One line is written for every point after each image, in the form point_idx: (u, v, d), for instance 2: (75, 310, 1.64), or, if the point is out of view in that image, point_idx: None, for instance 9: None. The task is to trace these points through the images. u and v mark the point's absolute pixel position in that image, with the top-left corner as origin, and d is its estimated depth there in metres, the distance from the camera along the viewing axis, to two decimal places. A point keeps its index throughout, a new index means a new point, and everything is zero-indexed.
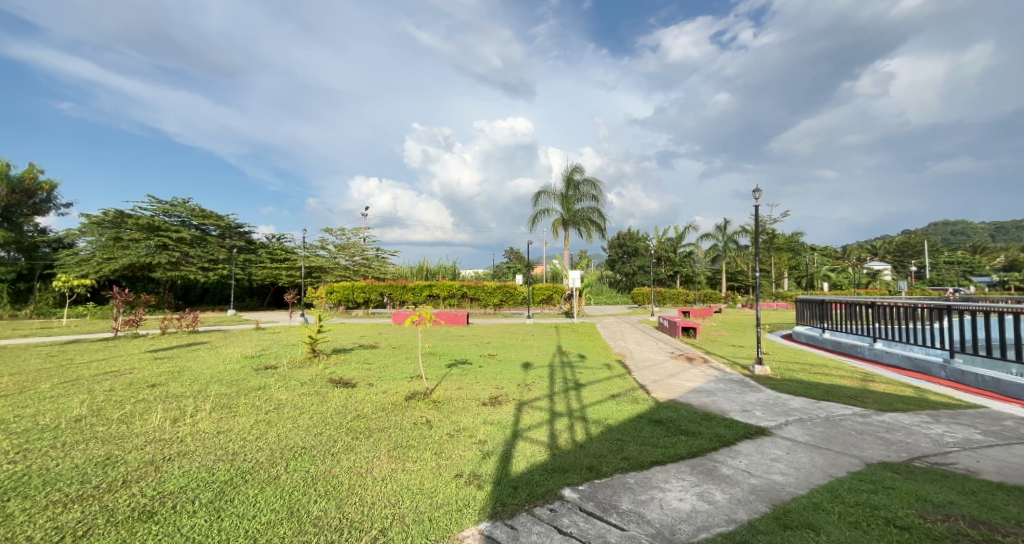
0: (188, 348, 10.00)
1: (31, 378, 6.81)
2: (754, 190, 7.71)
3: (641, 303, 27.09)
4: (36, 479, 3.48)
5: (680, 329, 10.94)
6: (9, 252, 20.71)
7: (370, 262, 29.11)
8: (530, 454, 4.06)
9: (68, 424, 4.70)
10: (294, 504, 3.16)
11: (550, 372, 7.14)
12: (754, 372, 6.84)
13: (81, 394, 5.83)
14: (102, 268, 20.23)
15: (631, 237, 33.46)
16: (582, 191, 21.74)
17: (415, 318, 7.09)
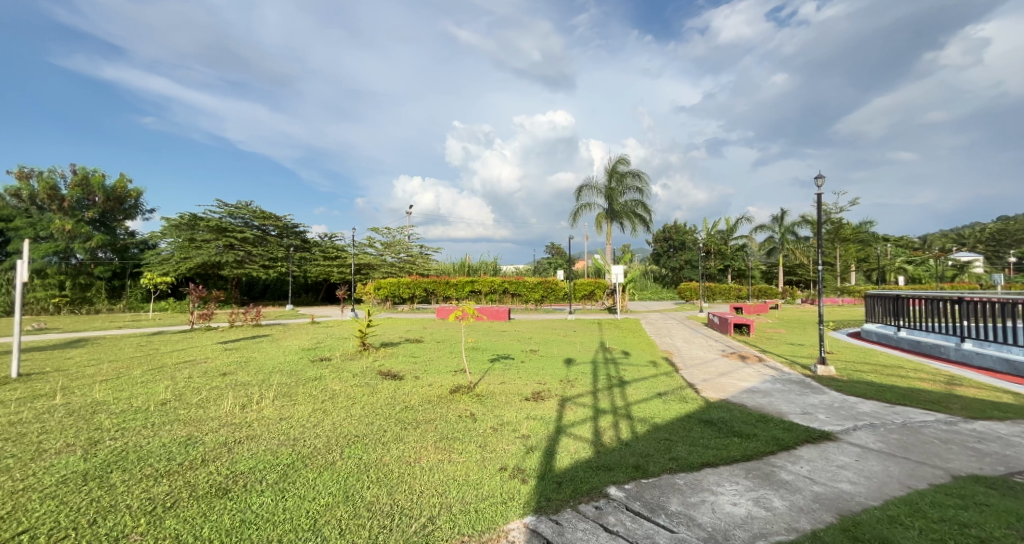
0: (253, 340, 10.68)
1: (124, 364, 7.55)
2: (818, 177, 7.20)
3: (689, 299, 26.27)
4: (132, 454, 3.82)
5: (731, 326, 10.45)
6: (106, 253, 22.82)
7: (415, 258, 29.86)
8: (574, 450, 4.01)
9: (155, 406, 5.13)
10: (349, 489, 3.29)
11: (593, 368, 7.04)
12: (817, 372, 6.44)
13: (165, 380, 6.38)
14: (180, 267, 21.99)
15: (678, 231, 32.39)
16: (627, 183, 21.28)
17: (460, 313, 7.17)
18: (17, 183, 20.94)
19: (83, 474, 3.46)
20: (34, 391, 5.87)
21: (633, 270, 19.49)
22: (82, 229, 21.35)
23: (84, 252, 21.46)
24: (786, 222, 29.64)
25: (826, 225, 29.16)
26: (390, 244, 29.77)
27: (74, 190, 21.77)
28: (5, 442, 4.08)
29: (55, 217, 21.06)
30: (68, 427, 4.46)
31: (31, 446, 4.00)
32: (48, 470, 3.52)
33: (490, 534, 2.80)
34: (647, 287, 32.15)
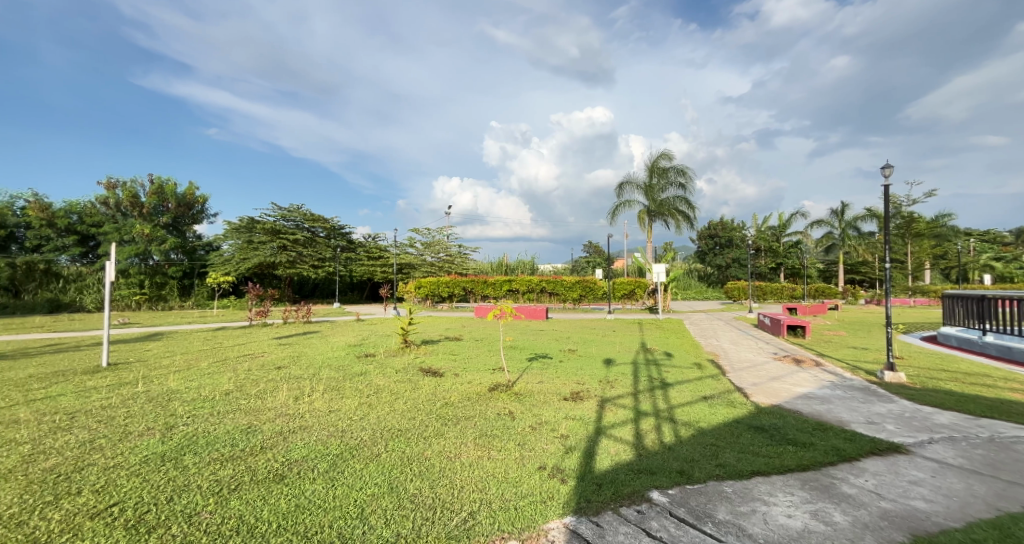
0: (304, 336, 11.19)
1: (193, 356, 8.11)
2: (885, 167, 6.68)
3: (737, 298, 25.24)
4: (201, 439, 4.08)
5: (784, 327, 9.93)
6: (178, 254, 24.63)
7: (453, 258, 30.33)
8: (615, 452, 3.92)
9: (220, 396, 5.47)
10: (394, 481, 3.36)
11: (633, 369, 6.87)
12: (884, 378, 6.00)
13: (228, 372, 6.80)
14: (239, 267, 23.37)
15: (724, 228, 31.11)
16: (669, 179, 20.67)
17: (498, 312, 7.19)
18: (105, 192, 22.94)
19: (161, 455, 3.73)
20: (119, 379, 6.41)
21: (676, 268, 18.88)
22: (158, 233, 23.18)
23: (160, 254, 23.17)
24: (847, 216, 27.86)
25: (895, 219, 27.09)
26: (429, 244, 30.34)
27: (151, 197, 23.62)
28: (96, 424, 4.47)
29: (136, 222, 22.94)
30: (147, 412, 4.83)
31: (117, 428, 4.36)
32: (131, 450, 3.82)
33: (530, 532, 2.78)
34: (690, 287, 31.11)
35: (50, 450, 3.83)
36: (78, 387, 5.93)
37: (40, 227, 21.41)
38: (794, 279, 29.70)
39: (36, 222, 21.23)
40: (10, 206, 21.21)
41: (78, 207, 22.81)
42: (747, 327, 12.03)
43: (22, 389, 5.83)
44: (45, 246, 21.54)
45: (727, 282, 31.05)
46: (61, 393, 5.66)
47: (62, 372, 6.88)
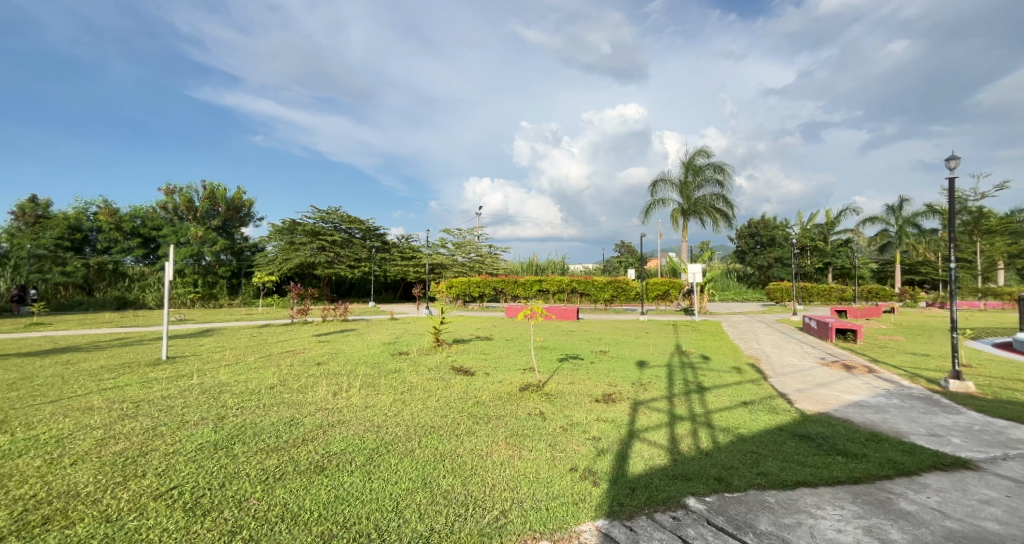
0: (342, 334, 11.52)
1: (241, 351, 8.50)
2: (950, 158, 6.23)
3: (779, 299, 24.24)
4: (249, 429, 4.25)
5: (833, 331, 9.43)
6: (227, 255, 25.69)
7: (484, 258, 30.51)
8: (648, 456, 3.82)
9: (266, 389, 5.70)
10: (426, 476, 3.39)
11: (668, 372, 6.69)
12: (948, 388, 5.61)
13: (272, 367, 7.08)
14: (281, 267, 24.34)
15: (765, 226, 29.91)
16: (705, 176, 20.08)
17: (528, 312, 7.16)
18: (164, 197, 24.44)
19: (214, 443, 3.92)
20: (176, 371, 6.79)
21: (714, 268, 18.31)
22: (211, 235, 24.56)
23: (212, 255, 24.41)
24: (905, 213, 26.37)
25: (961, 215, 25.38)
26: (461, 244, 30.62)
27: (204, 202, 25.01)
28: (158, 412, 4.74)
29: (191, 225, 24.33)
30: (201, 403, 5.08)
31: (175, 417, 4.60)
32: (187, 438, 4.02)
33: (561, 533, 2.74)
34: (729, 288, 30.16)
35: (119, 435, 4.09)
36: (141, 378, 6.31)
37: (109, 231, 22.76)
38: (843, 280, 28.32)
39: (106, 225, 22.60)
40: (84, 211, 22.65)
41: (141, 212, 24.01)
42: (791, 330, 11.51)
43: (93, 379, 6.27)
44: (113, 248, 22.86)
45: (768, 283, 29.90)
46: (127, 383, 6.05)
47: (128, 364, 7.35)
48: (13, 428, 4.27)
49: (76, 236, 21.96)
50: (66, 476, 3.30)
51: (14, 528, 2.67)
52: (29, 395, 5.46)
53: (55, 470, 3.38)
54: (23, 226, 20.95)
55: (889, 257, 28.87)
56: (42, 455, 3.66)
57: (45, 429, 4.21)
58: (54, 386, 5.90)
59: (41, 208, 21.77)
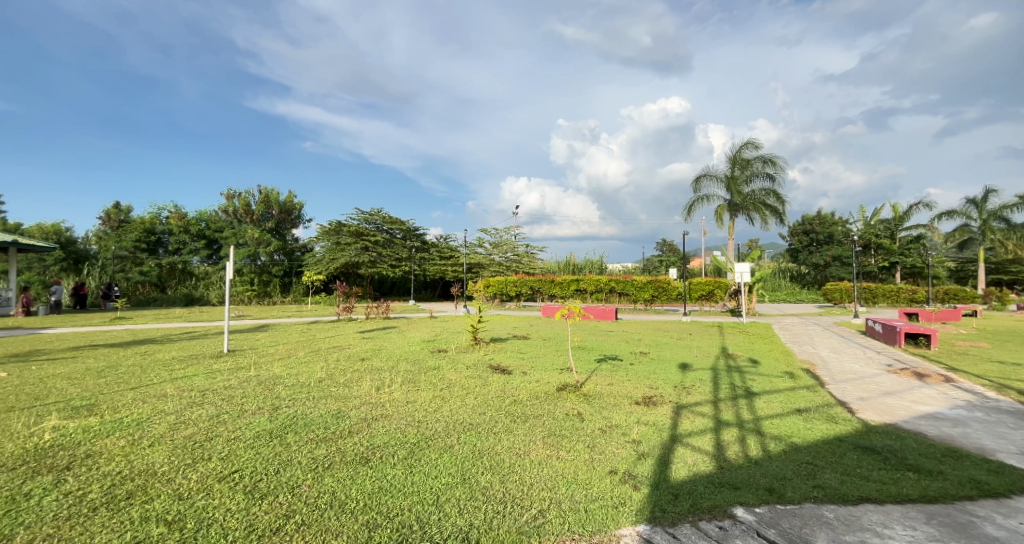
0: (385, 331, 11.85)
1: (292, 346, 8.91)
2: None
3: (837, 301, 22.80)
4: (301, 420, 4.42)
5: (903, 336, 8.74)
6: (279, 255, 26.88)
7: (521, 258, 30.51)
8: (692, 462, 3.66)
9: (315, 383, 5.92)
10: (465, 473, 3.39)
11: (712, 375, 6.43)
12: None
13: (320, 361, 7.36)
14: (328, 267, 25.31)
15: (821, 222, 28.28)
16: (754, 170, 19.21)
17: (565, 311, 7.07)
18: (225, 202, 26.02)
19: (270, 432, 4.10)
20: (236, 363, 7.19)
21: (763, 268, 17.46)
22: (266, 237, 25.91)
23: (267, 255, 25.74)
24: (990, 206, 24.28)
25: None
26: (498, 244, 30.74)
27: (260, 205, 26.46)
28: (221, 401, 5.02)
29: (248, 228, 25.79)
30: (258, 393, 5.34)
31: (235, 406, 4.86)
32: (246, 426, 4.23)
33: (601, 536, 2.66)
34: (780, 288, 28.66)
35: (188, 420, 4.36)
36: (206, 368, 6.74)
37: (178, 233, 24.36)
38: (913, 281, 26.30)
39: (176, 228, 24.26)
40: (158, 215, 24.50)
41: (205, 216, 25.60)
42: (851, 334, 10.79)
43: (165, 368, 6.75)
44: (182, 249, 24.53)
45: (824, 283, 28.23)
46: (194, 373, 6.47)
47: (195, 356, 7.89)
48: (101, 411, 4.65)
49: (151, 238, 23.72)
50: (145, 456, 3.55)
51: (103, 500, 2.89)
52: (114, 381, 5.95)
53: (136, 450, 3.65)
54: (109, 230, 23.63)
55: (970, 256, 26.56)
56: (125, 436, 3.96)
57: (127, 413, 4.56)
58: (134, 374, 6.41)
59: (125, 214, 24.21)
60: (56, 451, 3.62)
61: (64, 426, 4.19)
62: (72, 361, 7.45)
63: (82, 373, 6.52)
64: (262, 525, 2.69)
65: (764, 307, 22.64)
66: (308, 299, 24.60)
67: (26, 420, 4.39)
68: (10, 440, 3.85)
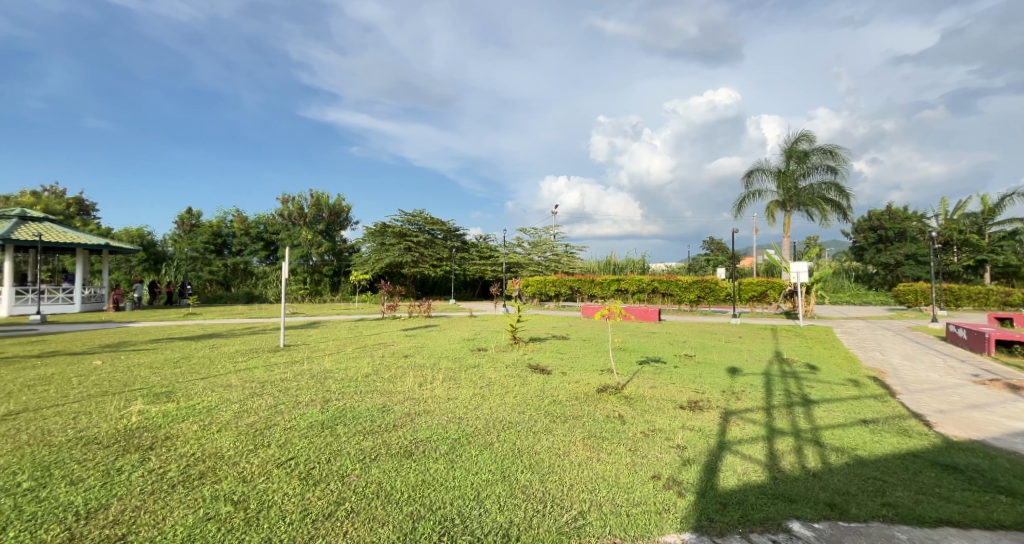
0: (426, 329, 12.09)
1: (341, 342, 9.25)
2: None
3: (912, 304, 21.06)
4: (350, 413, 4.54)
5: (992, 343, 7.93)
6: (329, 256, 27.94)
7: (560, 257, 30.26)
8: (743, 471, 3.46)
9: (361, 377, 6.10)
10: (505, 470, 3.36)
11: (765, 381, 6.09)
12: None
13: (366, 357, 7.58)
14: (374, 267, 26.10)
15: (890, 218, 26.24)
16: (813, 163, 18.10)
17: (606, 312, 6.89)
18: (280, 205, 27.30)
19: (322, 422, 4.25)
20: (291, 357, 7.56)
21: (823, 268, 16.36)
22: (318, 238, 27.00)
23: (318, 256, 26.89)
24: None
25: None
26: (537, 243, 30.64)
27: (311, 208, 27.64)
28: (278, 392, 5.25)
29: (301, 230, 26.97)
30: (311, 386, 5.56)
31: (290, 397, 5.07)
32: (300, 416, 4.40)
33: (644, 542, 2.55)
34: (843, 290, 27.14)
35: (250, 409, 4.59)
36: (266, 361, 7.12)
37: (240, 236, 25.80)
38: (1002, 280, 23.91)
39: (239, 231, 25.69)
40: (224, 220, 25.96)
41: (264, 219, 26.92)
42: (927, 340, 9.90)
43: (229, 361, 7.16)
44: (244, 251, 26.01)
45: (895, 283, 26.19)
46: (255, 365, 6.85)
47: (255, 349, 8.33)
48: (178, 397, 4.99)
49: (218, 241, 25.23)
50: (214, 440, 3.76)
51: (179, 478, 3.09)
52: (186, 371, 6.37)
53: (207, 434, 3.88)
54: (182, 234, 25.54)
55: None
56: (197, 421, 4.22)
57: (199, 400, 4.87)
58: (204, 364, 6.87)
59: (196, 218, 25.97)
60: (141, 432, 3.91)
61: (147, 410, 4.53)
62: (152, 352, 8.09)
63: (161, 362, 7.07)
64: (316, 509, 2.76)
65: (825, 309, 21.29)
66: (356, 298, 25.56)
67: (116, 403, 4.78)
68: (104, 421, 4.20)
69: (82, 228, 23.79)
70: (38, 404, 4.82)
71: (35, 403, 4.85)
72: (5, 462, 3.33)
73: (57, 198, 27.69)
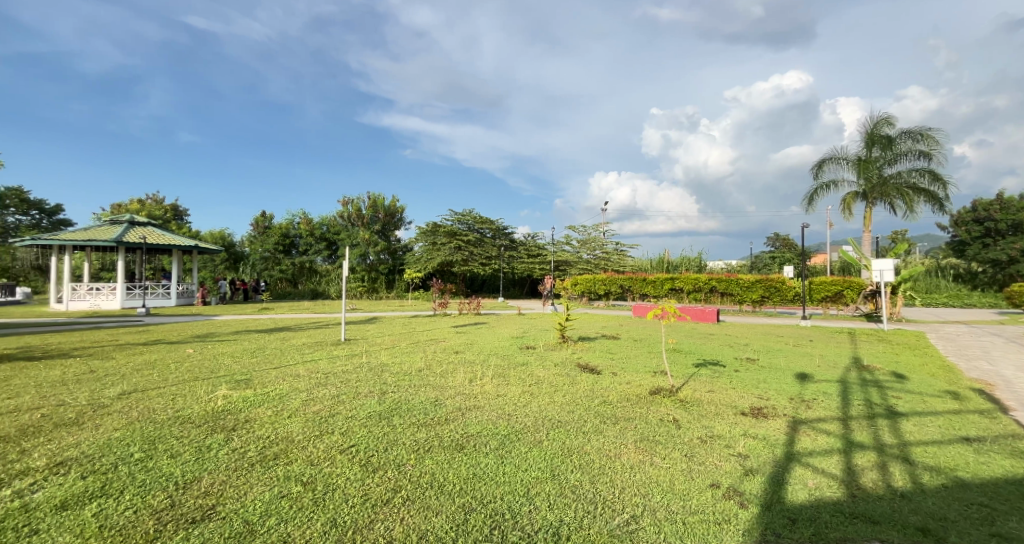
0: (476, 326, 12.22)
1: (397, 337, 9.54)
2: None
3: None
4: (404, 406, 4.62)
5: None
6: (384, 255, 28.98)
7: (610, 255, 29.58)
8: (815, 485, 3.15)
9: (415, 372, 6.24)
10: (555, 469, 3.27)
11: (840, 389, 5.57)
12: None
13: (419, 353, 7.75)
14: (426, 266, 26.77)
15: (999, 209, 23.36)
16: (901, 149, 16.49)
17: (659, 311, 6.58)
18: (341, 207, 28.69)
19: (379, 413, 4.36)
20: (351, 350, 7.90)
21: (914, 267, 14.77)
22: (375, 238, 28.12)
23: (375, 255, 27.98)
24: None
25: None
26: (586, 241, 30.11)
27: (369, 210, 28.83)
28: (341, 383, 5.47)
29: (359, 230, 28.19)
30: (369, 378, 5.75)
31: (351, 388, 5.26)
32: (360, 407, 4.54)
33: None
34: (936, 291, 24.45)
35: (317, 398, 4.80)
36: (329, 354, 7.48)
37: (306, 236, 27.37)
38: None
39: (304, 232, 27.18)
40: (291, 222, 27.55)
41: (327, 221, 28.33)
42: None
43: (296, 352, 7.60)
44: (308, 251, 27.56)
45: (1003, 283, 23.28)
46: (319, 357, 7.20)
47: (320, 342, 8.78)
48: (255, 384, 5.33)
49: (286, 241, 26.76)
50: (285, 425, 3.96)
51: (257, 458, 3.26)
52: (260, 361, 6.82)
53: (279, 419, 4.09)
54: (256, 235, 27.53)
55: None
56: (271, 407, 4.47)
57: (273, 388, 5.17)
58: (274, 355, 7.32)
59: (269, 220, 27.92)
60: (225, 415, 4.19)
61: (230, 394, 4.86)
62: (230, 343, 8.77)
63: (239, 352, 7.63)
64: (375, 494, 2.81)
65: (914, 311, 19.27)
66: (409, 295, 26.38)
67: (206, 387, 5.18)
68: (196, 403, 4.55)
69: (175, 230, 26.33)
70: (144, 385, 5.34)
71: (142, 384, 5.39)
72: (120, 435, 3.68)
73: (157, 204, 30.76)
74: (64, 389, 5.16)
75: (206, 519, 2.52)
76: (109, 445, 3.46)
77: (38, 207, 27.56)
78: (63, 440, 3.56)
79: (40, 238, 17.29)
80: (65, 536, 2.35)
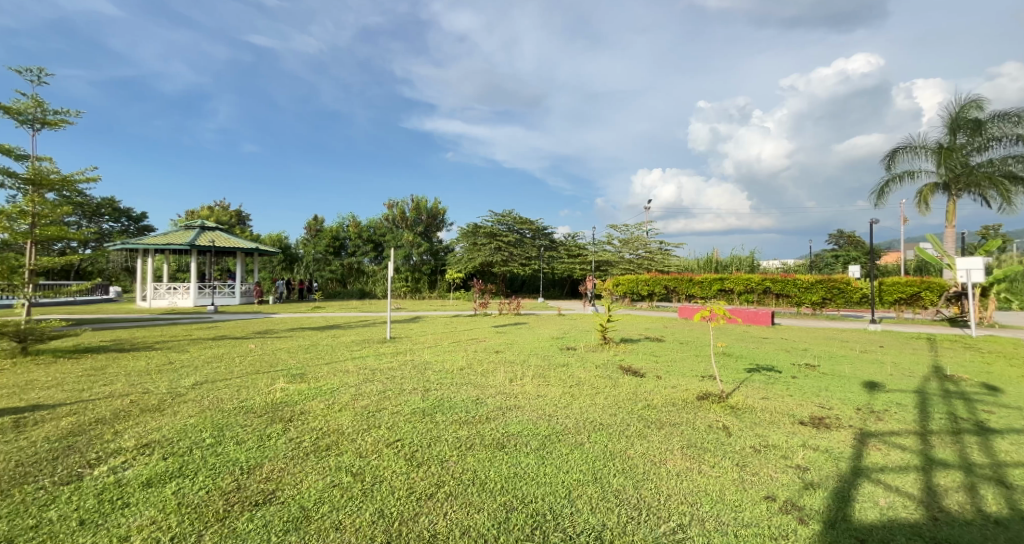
0: (515, 326, 12.19)
1: (439, 336, 9.67)
2: None
3: None
4: (447, 403, 4.61)
5: None
6: (426, 256, 29.49)
7: (654, 254, 28.72)
8: (888, 504, 2.84)
9: (456, 370, 6.24)
10: (597, 471, 3.14)
11: (918, 400, 5.05)
12: None
13: (460, 351, 7.78)
14: (467, 267, 27.04)
15: None
16: (993, 134, 14.94)
17: (707, 313, 6.25)
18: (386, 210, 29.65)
19: (422, 410, 4.37)
20: (396, 348, 8.06)
21: (1009, 266, 13.26)
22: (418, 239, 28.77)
23: (418, 256, 28.59)
24: None
25: None
26: (629, 240, 29.39)
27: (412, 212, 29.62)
28: (386, 380, 5.56)
29: (403, 232, 28.95)
30: (413, 376, 5.81)
31: (396, 385, 5.33)
32: (404, 403, 4.58)
33: None
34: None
35: (365, 393, 4.90)
36: (375, 351, 7.66)
37: (354, 238, 28.39)
38: None
39: (353, 235, 28.24)
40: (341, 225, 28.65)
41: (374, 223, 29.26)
42: None
43: (346, 349, 7.86)
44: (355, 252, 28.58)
45: None
46: (366, 354, 7.39)
47: (366, 340, 9.03)
48: (309, 379, 5.51)
49: (335, 244, 27.89)
50: (336, 418, 4.05)
51: (312, 448, 3.34)
52: (313, 356, 7.09)
53: (331, 412, 4.19)
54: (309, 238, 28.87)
55: None
56: (323, 400, 4.60)
57: (324, 382, 5.32)
58: (324, 351, 7.59)
59: (320, 224, 29.20)
60: (283, 406, 4.35)
61: (287, 387, 5.05)
62: (286, 339, 9.20)
63: (293, 348, 7.97)
64: (420, 488, 2.79)
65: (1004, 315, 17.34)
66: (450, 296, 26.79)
67: (265, 380, 5.42)
68: (258, 395, 4.76)
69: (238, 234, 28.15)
70: (213, 376, 5.67)
71: (212, 376, 5.72)
72: (195, 421, 3.89)
73: (224, 211, 32.99)
74: (148, 378, 5.57)
75: (268, 502, 2.58)
76: (185, 430, 3.66)
77: (128, 215, 30.40)
78: (148, 424, 3.80)
79: (129, 242, 18.89)
80: (150, 511, 2.48)
